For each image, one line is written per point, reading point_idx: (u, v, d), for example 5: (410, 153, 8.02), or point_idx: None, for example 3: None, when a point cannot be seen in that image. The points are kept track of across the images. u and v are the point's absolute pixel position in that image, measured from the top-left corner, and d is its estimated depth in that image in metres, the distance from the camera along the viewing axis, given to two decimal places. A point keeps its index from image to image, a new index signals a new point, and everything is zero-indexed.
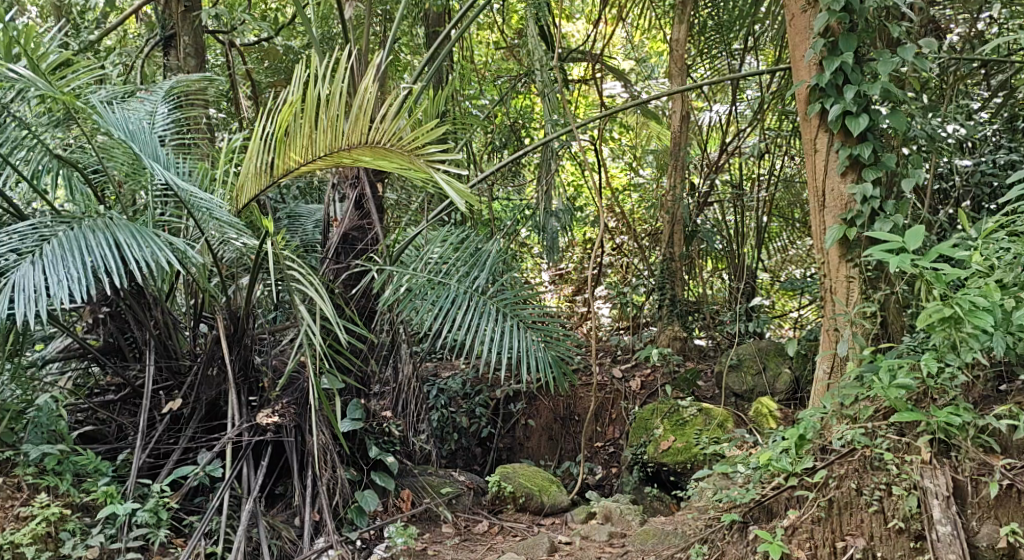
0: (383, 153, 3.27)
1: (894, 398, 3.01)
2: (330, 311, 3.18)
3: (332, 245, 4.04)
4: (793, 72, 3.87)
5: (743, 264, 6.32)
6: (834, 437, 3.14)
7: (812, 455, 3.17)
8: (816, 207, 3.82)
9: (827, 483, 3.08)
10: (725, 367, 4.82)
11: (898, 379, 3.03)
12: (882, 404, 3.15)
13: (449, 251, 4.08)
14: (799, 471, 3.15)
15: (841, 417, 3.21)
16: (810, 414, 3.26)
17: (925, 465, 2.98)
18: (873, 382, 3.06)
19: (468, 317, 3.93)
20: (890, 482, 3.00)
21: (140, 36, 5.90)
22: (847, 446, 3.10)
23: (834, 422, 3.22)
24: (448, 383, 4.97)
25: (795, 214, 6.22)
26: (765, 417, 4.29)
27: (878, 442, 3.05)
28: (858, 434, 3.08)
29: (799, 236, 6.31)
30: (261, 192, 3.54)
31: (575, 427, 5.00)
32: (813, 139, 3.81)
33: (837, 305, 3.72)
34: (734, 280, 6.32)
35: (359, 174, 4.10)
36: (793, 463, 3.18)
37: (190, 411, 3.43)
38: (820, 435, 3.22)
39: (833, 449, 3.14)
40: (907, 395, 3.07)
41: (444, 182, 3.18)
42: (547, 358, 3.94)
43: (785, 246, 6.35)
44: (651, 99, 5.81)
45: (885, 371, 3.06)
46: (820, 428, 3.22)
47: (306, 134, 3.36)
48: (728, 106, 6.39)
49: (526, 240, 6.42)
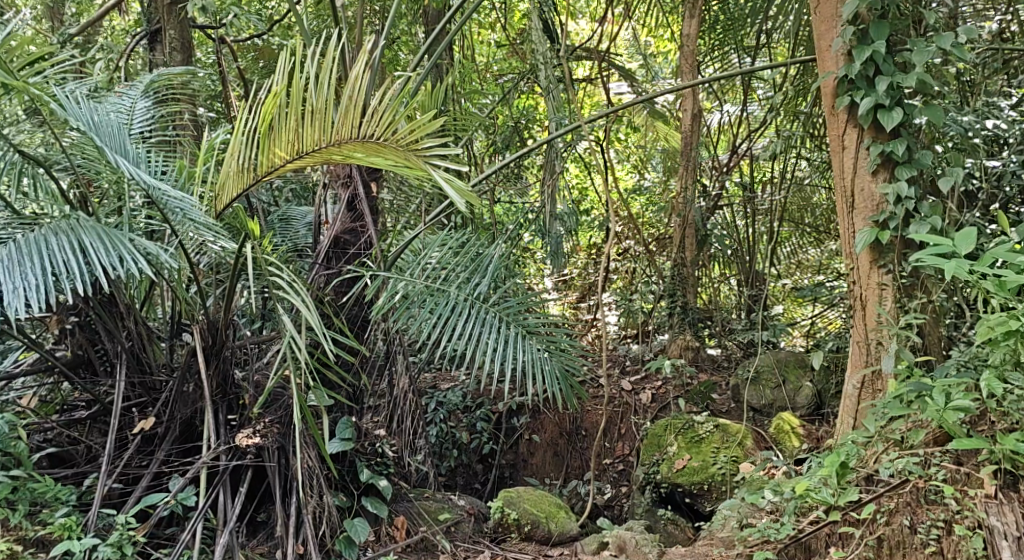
0: (377, 149, 2.99)
1: (951, 422, 2.77)
2: (316, 321, 2.89)
3: (322, 250, 3.75)
4: (818, 63, 3.59)
5: (754, 270, 6.07)
6: (882, 467, 2.94)
7: (856, 486, 2.96)
8: (844, 209, 3.55)
9: (875, 520, 2.88)
10: (742, 380, 4.54)
11: (956, 401, 2.78)
12: (936, 429, 2.91)
13: (446, 257, 3.80)
14: (842, 505, 2.93)
15: (887, 441, 3.00)
16: (851, 439, 3.07)
17: (990, 500, 2.72)
18: (926, 404, 2.82)
19: (469, 327, 3.66)
20: (950, 520, 2.77)
21: (126, 33, 5.64)
22: (898, 477, 2.89)
23: (879, 448, 3.01)
24: (448, 395, 4.70)
25: (805, 218, 5.84)
26: (787, 434, 4.01)
27: (933, 473, 2.84)
28: (910, 464, 2.87)
29: (810, 241, 5.97)
30: (243, 192, 3.25)
31: (582, 442, 4.70)
32: (841, 135, 3.54)
33: (869, 316, 3.44)
34: (747, 287, 6.06)
35: (352, 173, 3.83)
36: (835, 495, 2.96)
37: (164, 431, 3.14)
38: (864, 463, 3.02)
39: (881, 479, 2.94)
40: (964, 419, 2.82)
41: (443, 180, 2.91)
42: (554, 371, 3.68)
43: (795, 251, 6.06)
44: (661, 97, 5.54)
45: (940, 392, 2.81)
46: (862, 456, 3.02)
47: (292, 128, 3.07)
48: (739, 107, 6.15)
49: (528, 244, 6.10)
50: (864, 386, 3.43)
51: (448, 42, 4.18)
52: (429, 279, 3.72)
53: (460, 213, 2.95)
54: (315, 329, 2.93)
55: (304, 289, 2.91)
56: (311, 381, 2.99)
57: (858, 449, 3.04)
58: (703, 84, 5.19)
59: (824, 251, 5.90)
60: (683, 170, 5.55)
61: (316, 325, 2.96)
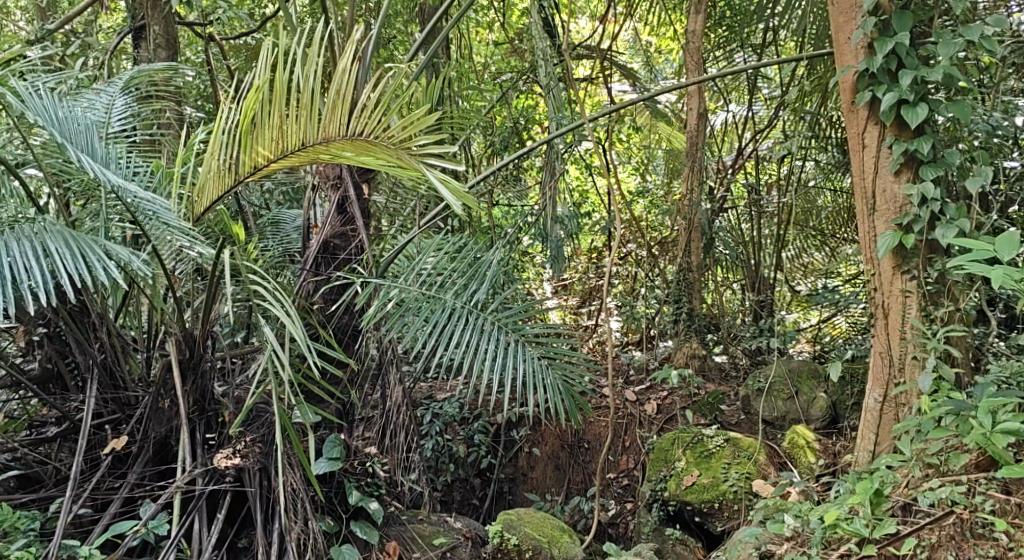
0: (367, 147, 2.78)
1: (999, 447, 2.69)
2: (301, 332, 2.67)
3: (310, 256, 3.54)
4: (836, 57, 3.39)
5: (759, 274, 5.90)
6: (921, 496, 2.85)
7: (893, 517, 2.85)
8: (864, 211, 3.34)
9: (916, 555, 2.76)
10: (752, 391, 4.35)
11: (1004, 424, 2.71)
12: (979, 454, 2.84)
13: (442, 262, 3.60)
14: (877, 537, 2.80)
15: (925, 466, 2.92)
16: (888, 464, 2.97)
17: None
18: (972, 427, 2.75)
19: (465, 335, 3.46)
20: (1000, 554, 2.68)
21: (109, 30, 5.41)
22: (940, 509, 2.79)
23: (919, 474, 2.91)
24: (444, 407, 4.47)
25: (810, 221, 5.64)
26: (802, 449, 3.80)
27: (980, 504, 2.75)
28: (955, 494, 2.78)
29: (813, 245, 5.79)
30: (222, 196, 3.02)
31: (585, 456, 4.47)
32: (861, 133, 3.34)
33: (892, 325, 3.24)
34: (752, 293, 5.87)
35: (342, 174, 3.61)
36: (869, 527, 2.82)
37: (137, 451, 2.93)
38: (900, 492, 2.93)
39: (921, 509, 2.83)
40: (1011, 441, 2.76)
41: (438, 180, 2.71)
42: (555, 384, 3.48)
43: (798, 254, 5.87)
44: (665, 95, 5.30)
45: (986, 412, 2.75)
46: (898, 484, 2.93)
47: (275, 126, 2.84)
48: (745, 108, 5.96)
49: (528, 248, 5.87)
50: (888, 399, 3.25)
51: (443, 36, 3.97)
52: (423, 287, 3.50)
53: (457, 216, 2.75)
54: (300, 341, 2.72)
55: (287, 299, 2.70)
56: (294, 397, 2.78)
57: (896, 474, 2.97)
58: (709, 81, 4.95)
59: (831, 254, 5.71)
60: (688, 171, 5.32)
61: (301, 338, 2.75)
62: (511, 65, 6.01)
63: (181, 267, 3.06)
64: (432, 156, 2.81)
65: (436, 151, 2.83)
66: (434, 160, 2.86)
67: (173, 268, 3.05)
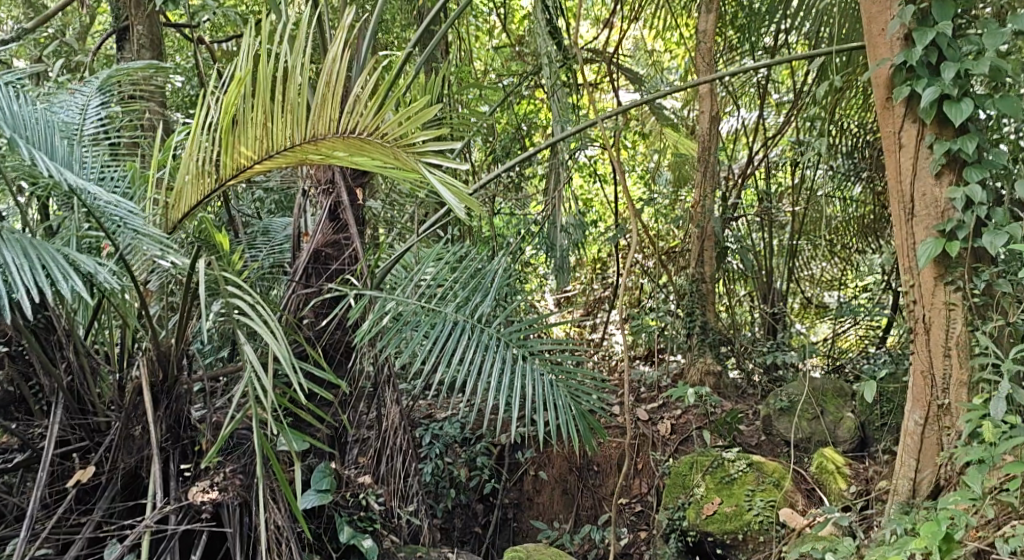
0: (362, 147, 2.52)
1: None
2: (287, 351, 2.41)
3: (299, 267, 3.27)
4: (869, 49, 3.12)
5: (769, 285, 5.66)
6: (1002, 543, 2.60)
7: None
8: (902, 217, 3.08)
9: None
10: (774, 410, 4.10)
11: None
12: None
13: (442, 273, 3.34)
14: None
15: (1000, 506, 2.72)
16: (955, 503, 2.73)
17: None
18: None
19: (469, 352, 3.21)
20: None
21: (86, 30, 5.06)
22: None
23: (994, 513, 2.71)
24: (444, 427, 4.16)
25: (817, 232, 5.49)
26: (832, 475, 3.57)
27: None
28: None
29: (824, 257, 5.58)
30: (200, 202, 2.73)
31: (594, 479, 4.19)
32: (897, 132, 3.07)
33: (935, 341, 3.00)
34: (764, 305, 5.61)
35: (334, 178, 3.34)
36: None
37: (105, 483, 2.66)
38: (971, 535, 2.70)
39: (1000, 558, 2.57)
40: None
41: (439, 182, 2.45)
42: (567, 405, 3.24)
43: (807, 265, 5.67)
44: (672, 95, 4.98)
45: None
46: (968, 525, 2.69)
47: (259, 123, 2.56)
48: (757, 114, 5.70)
49: (531, 258, 5.57)
50: (930, 420, 3.01)
51: (442, 33, 3.73)
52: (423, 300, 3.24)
53: (462, 223, 2.50)
54: (287, 362, 2.46)
55: (273, 316, 2.43)
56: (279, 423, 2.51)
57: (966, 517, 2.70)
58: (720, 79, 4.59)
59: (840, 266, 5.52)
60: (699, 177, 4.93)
61: (288, 358, 2.48)
62: (512, 68, 5.71)
63: (155, 280, 2.79)
64: (431, 156, 2.55)
65: (436, 151, 2.58)
66: (434, 161, 2.61)
67: (145, 280, 2.78)
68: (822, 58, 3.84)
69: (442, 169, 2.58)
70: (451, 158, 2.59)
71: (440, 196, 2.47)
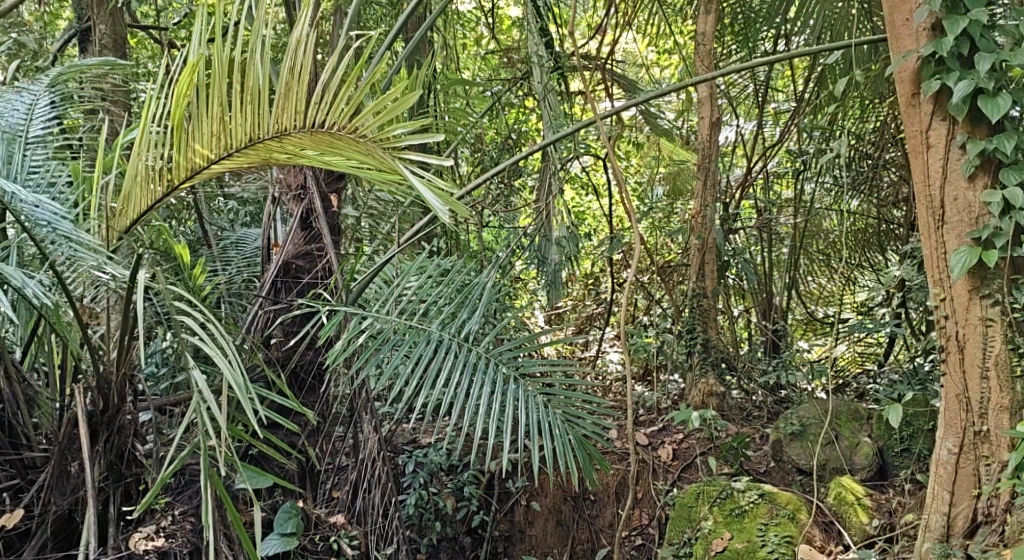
0: (332, 144, 2.22)
1: None
2: (245, 378, 2.13)
3: (267, 282, 2.97)
4: (891, 40, 2.82)
5: (769, 300, 5.31)
6: None
7: None
8: (931, 226, 2.80)
9: None
10: (785, 435, 3.83)
11: None
12: None
13: (425, 286, 3.04)
14: None
15: None
16: None
17: None
18: None
19: (458, 376, 2.92)
20: None
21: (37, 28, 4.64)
22: None
23: None
24: (427, 454, 3.83)
25: (819, 246, 5.24)
26: (851, 508, 3.32)
27: None
28: None
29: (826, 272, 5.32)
30: (150, 207, 2.42)
31: (591, 509, 3.86)
32: (924, 131, 2.79)
33: (969, 361, 2.74)
34: (764, 321, 5.30)
35: (306, 182, 3.01)
36: None
37: (37, 526, 2.47)
38: None
39: None
40: None
41: (423, 185, 2.18)
42: (567, 431, 2.97)
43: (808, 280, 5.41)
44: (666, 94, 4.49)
45: None
46: None
47: (215, 117, 2.26)
48: (756, 124, 5.42)
49: (521, 273, 5.23)
50: (964, 448, 2.75)
51: (424, 30, 3.45)
52: (404, 317, 2.94)
53: (448, 227, 2.22)
54: (244, 391, 2.16)
55: (228, 340, 2.14)
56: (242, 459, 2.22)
57: None
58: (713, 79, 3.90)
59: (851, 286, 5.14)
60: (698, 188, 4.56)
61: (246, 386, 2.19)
62: (500, 74, 5.39)
63: (92, 296, 2.51)
64: (411, 152, 2.27)
65: (416, 146, 2.30)
66: (414, 156, 2.33)
67: (81, 296, 2.50)
68: (836, 52, 3.51)
69: (424, 166, 2.30)
70: (434, 154, 2.31)
71: (421, 198, 2.19)
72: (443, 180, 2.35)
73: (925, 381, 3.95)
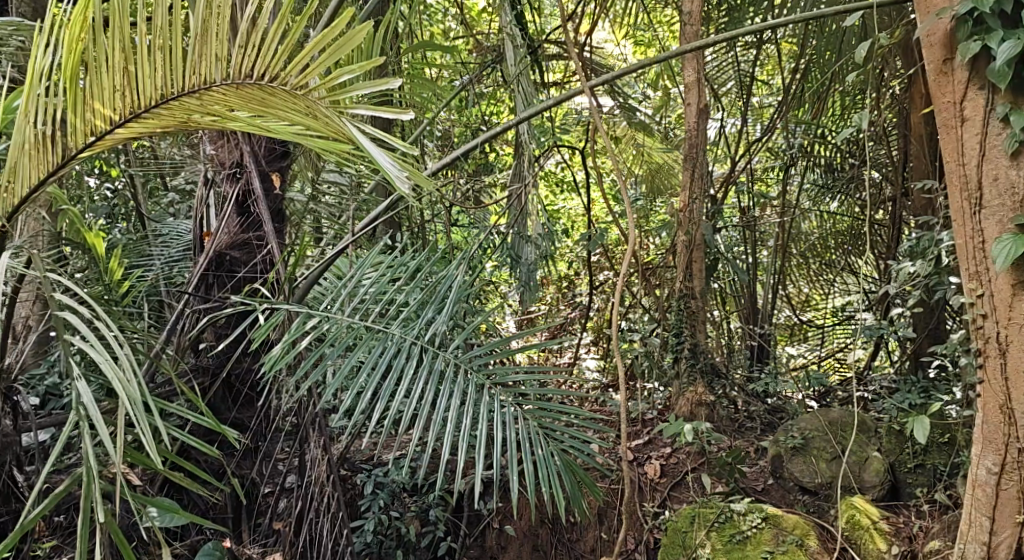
0: (262, 102, 1.85)
1: None
2: (141, 394, 1.88)
3: (195, 277, 2.54)
4: (919, 0, 2.49)
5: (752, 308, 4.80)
6: None
7: None
8: (966, 210, 2.43)
9: None
10: (787, 450, 3.44)
11: None
12: None
13: (384, 281, 2.63)
14: None
15: None
16: None
17: None
18: None
19: (421, 385, 2.51)
20: None
21: None
22: None
23: None
24: (389, 473, 3.40)
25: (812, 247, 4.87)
26: (866, 534, 3.01)
27: None
28: None
29: (817, 276, 4.96)
30: (39, 181, 1.99)
31: (570, 533, 3.39)
32: (959, 102, 2.43)
33: (1014, 367, 2.38)
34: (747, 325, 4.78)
35: (244, 159, 2.58)
36: None
37: None
38: None
39: None
40: None
41: (376, 151, 1.80)
42: (547, 448, 2.57)
43: (797, 287, 5.07)
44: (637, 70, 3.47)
45: None
46: None
47: (119, 69, 1.85)
48: (742, 119, 5.04)
49: (491, 275, 4.78)
50: (1008, 467, 2.40)
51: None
52: (358, 316, 2.54)
53: (408, 198, 1.85)
54: (138, 402, 1.90)
55: (120, 343, 1.88)
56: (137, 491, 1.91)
57: None
58: (699, 50, 3.21)
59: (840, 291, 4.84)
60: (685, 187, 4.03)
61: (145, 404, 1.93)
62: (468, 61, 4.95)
63: None
64: (360, 110, 1.90)
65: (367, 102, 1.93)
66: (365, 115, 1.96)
67: None
68: (866, 37, 3.01)
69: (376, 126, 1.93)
70: (391, 112, 1.94)
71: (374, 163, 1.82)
72: (401, 142, 1.98)
73: (929, 388, 3.62)
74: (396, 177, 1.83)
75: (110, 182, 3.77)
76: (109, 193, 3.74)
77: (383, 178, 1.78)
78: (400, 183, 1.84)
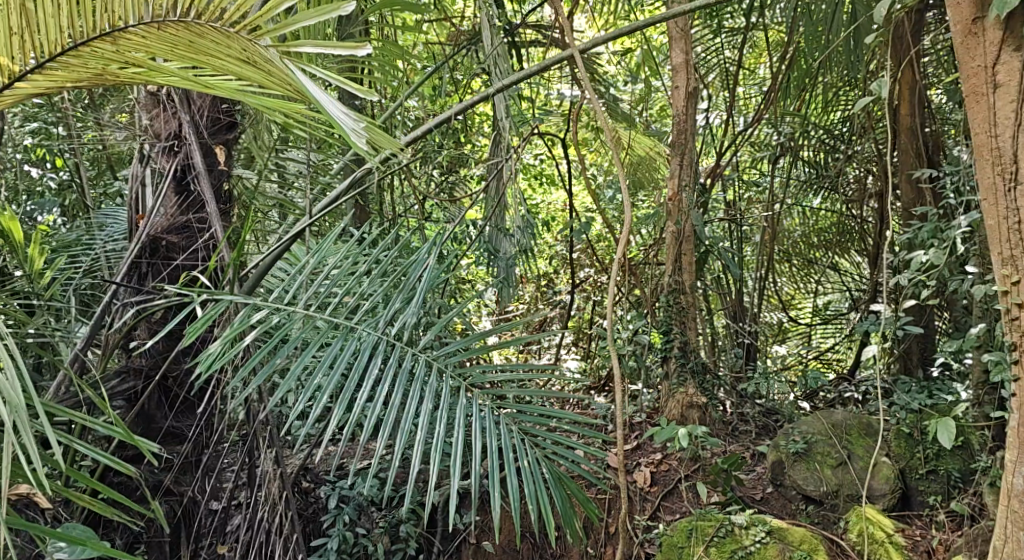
0: (190, 48, 1.76)
1: None
2: None
3: (125, 266, 2.31)
4: None
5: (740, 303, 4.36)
6: None
7: None
8: (999, 187, 2.17)
9: None
10: (788, 456, 3.16)
11: None
12: None
13: (344, 269, 2.32)
14: None
15: None
16: None
17: None
18: None
19: (387, 386, 2.22)
20: None
21: None
22: None
23: None
24: (354, 485, 3.09)
25: (803, 243, 4.56)
26: (880, 548, 2.81)
27: None
28: None
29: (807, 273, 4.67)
30: None
31: (554, 549, 3.10)
32: (993, 66, 2.16)
33: None
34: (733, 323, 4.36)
35: (182, 131, 2.37)
36: None
37: None
38: None
39: None
40: None
41: (324, 98, 1.73)
42: (532, 457, 2.28)
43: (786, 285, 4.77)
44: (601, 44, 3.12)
45: None
46: None
47: (23, 11, 1.73)
48: (729, 109, 4.75)
49: (466, 273, 4.46)
50: None
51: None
52: (316, 306, 2.26)
53: (363, 154, 1.76)
54: None
55: None
56: (23, 523, 1.70)
57: None
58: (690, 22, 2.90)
59: (837, 286, 4.58)
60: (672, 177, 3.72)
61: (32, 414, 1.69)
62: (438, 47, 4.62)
63: None
64: (305, 52, 1.83)
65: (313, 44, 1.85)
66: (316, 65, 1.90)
67: None
68: (882, 5, 2.75)
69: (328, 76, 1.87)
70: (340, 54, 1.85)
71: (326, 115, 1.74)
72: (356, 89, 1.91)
73: (930, 388, 3.35)
74: (350, 131, 1.75)
75: (56, 172, 3.57)
76: (52, 181, 3.53)
77: (335, 129, 1.69)
78: (355, 138, 1.75)
